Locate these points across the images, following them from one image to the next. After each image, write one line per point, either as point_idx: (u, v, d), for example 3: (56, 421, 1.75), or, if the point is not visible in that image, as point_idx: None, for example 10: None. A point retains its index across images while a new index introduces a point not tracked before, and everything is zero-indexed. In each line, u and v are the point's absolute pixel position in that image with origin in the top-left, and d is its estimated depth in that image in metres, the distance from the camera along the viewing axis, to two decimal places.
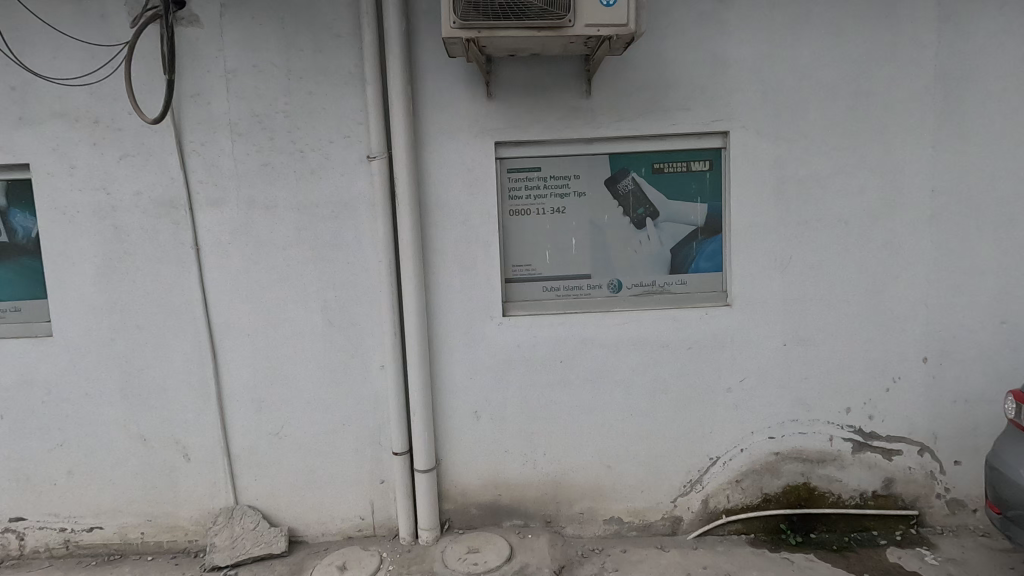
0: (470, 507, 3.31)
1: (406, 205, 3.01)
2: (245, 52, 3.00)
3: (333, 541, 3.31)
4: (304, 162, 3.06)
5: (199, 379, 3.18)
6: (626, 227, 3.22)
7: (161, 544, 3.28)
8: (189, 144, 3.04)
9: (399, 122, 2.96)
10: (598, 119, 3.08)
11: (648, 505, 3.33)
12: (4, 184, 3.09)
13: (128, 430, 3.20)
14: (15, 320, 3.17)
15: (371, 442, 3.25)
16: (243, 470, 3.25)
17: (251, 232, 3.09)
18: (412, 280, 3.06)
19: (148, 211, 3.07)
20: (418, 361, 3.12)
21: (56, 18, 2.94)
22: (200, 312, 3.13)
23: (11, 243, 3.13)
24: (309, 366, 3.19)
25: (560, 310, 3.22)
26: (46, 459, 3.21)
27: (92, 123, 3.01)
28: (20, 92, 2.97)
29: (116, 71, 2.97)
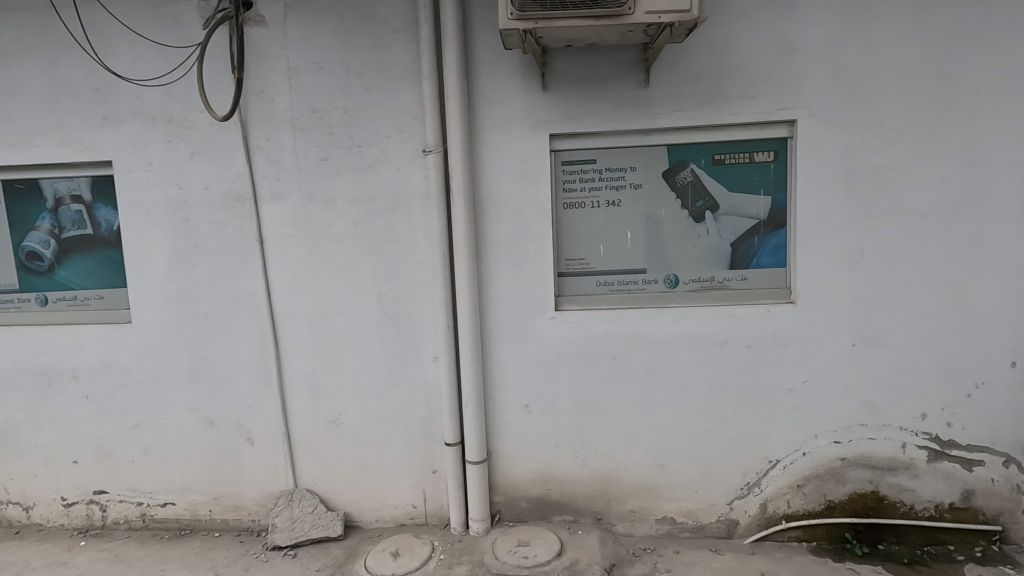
0: (521, 501, 3.32)
1: (460, 198, 3.03)
2: (307, 50, 3.09)
3: (386, 527, 3.39)
4: (362, 156, 3.12)
5: (262, 366, 3.32)
6: (683, 220, 3.12)
7: (228, 522, 3.46)
8: (254, 140, 3.16)
9: (454, 115, 2.97)
10: (656, 109, 2.99)
11: (702, 507, 3.24)
12: (89, 180, 3.31)
13: (197, 413, 3.38)
14: (98, 307, 3.40)
15: (423, 432, 3.31)
16: (302, 455, 3.37)
17: (311, 225, 3.19)
18: (465, 273, 3.08)
19: (216, 205, 3.22)
20: (470, 354, 3.14)
21: (135, 22, 3.11)
22: (264, 302, 3.25)
23: (95, 235, 3.35)
24: (365, 356, 3.26)
25: (613, 305, 3.17)
26: (124, 437, 3.43)
27: (167, 122, 3.17)
28: (103, 94, 3.17)
29: (189, 71, 3.12)
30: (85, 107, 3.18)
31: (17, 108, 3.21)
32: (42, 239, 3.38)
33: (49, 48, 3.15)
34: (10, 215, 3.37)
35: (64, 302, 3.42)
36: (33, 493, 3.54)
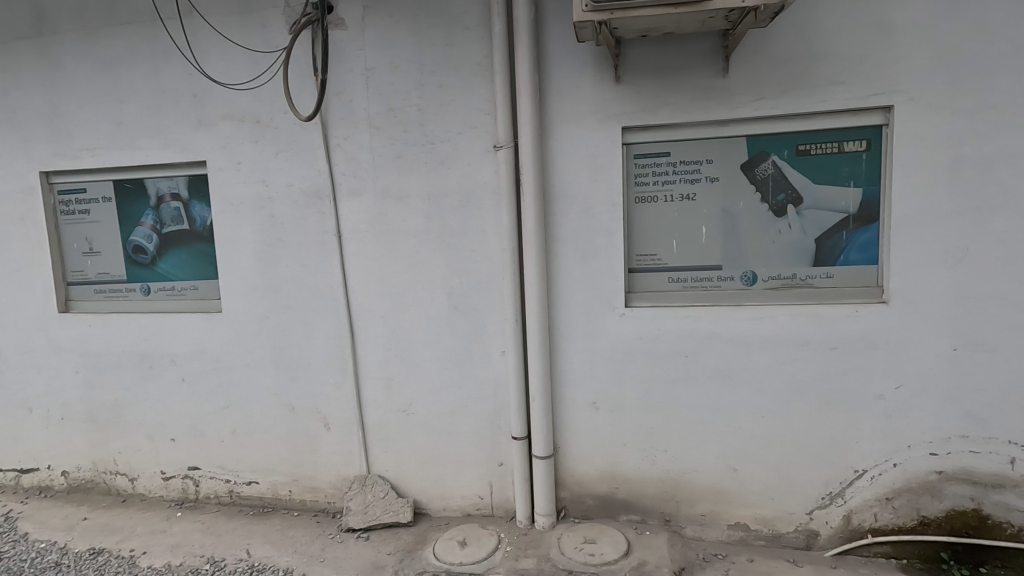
0: (587, 498, 3.30)
1: (530, 193, 3.03)
2: (383, 50, 3.18)
3: (453, 516, 3.46)
4: (434, 153, 3.19)
5: (339, 355, 3.46)
6: (763, 214, 2.98)
7: (306, 503, 3.64)
8: (333, 139, 3.30)
9: (526, 110, 2.97)
10: (736, 98, 2.86)
11: (778, 515, 3.09)
12: (187, 179, 3.57)
13: (279, 398, 3.58)
14: (194, 297, 3.68)
15: (490, 425, 3.35)
16: (375, 442, 3.50)
17: (385, 220, 3.29)
18: (534, 268, 3.08)
19: (298, 201, 3.38)
20: (539, 349, 3.14)
21: (228, 30, 3.31)
22: (341, 293, 3.39)
23: (191, 230, 3.61)
24: (435, 348, 3.34)
25: (686, 303, 3.07)
26: (215, 418, 3.69)
27: (254, 123, 3.36)
28: (199, 98, 3.40)
29: (275, 75, 3.29)
30: (184, 111, 3.42)
31: (126, 113, 3.50)
32: (146, 234, 3.69)
33: (153, 57, 3.41)
34: (119, 212, 3.70)
35: (165, 292, 3.71)
36: (137, 466, 3.87)
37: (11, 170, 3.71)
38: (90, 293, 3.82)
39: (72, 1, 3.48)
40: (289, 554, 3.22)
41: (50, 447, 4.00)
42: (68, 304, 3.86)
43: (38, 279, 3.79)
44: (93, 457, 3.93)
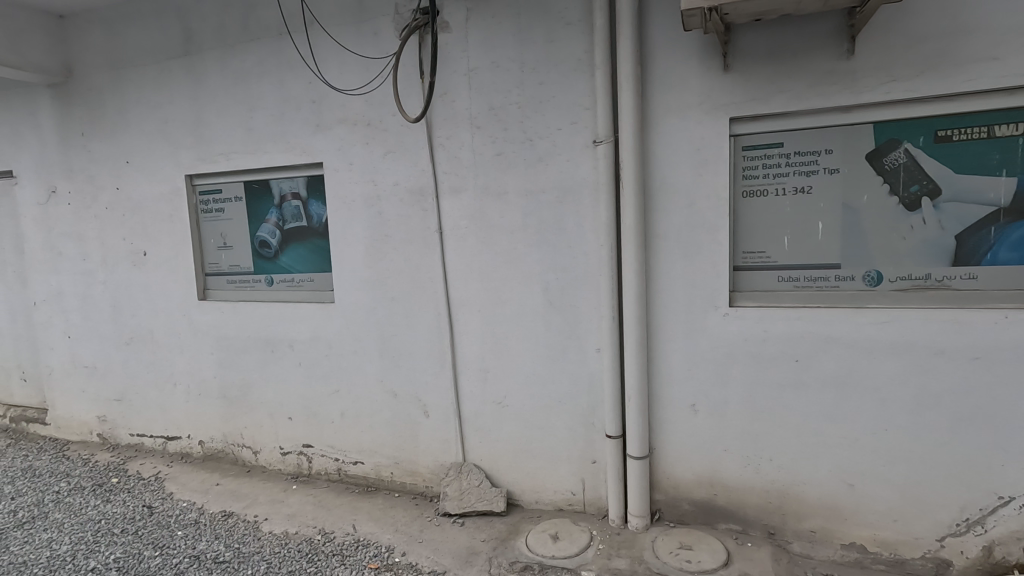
0: (684, 503, 3.19)
1: (630, 188, 2.97)
2: (485, 51, 3.26)
3: (545, 509, 3.50)
4: (533, 150, 3.22)
5: (438, 346, 3.61)
6: (891, 208, 2.71)
7: (406, 485, 3.85)
8: (437, 139, 3.43)
9: (627, 103, 2.92)
10: (862, 81, 2.62)
11: (902, 539, 2.82)
12: (306, 180, 3.87)
13: (383, 385, 3.80)
14: (310, 288, 4.00)
15: (584, 421, 3.33)
16: (470, 431, 3.61)
17: (484, 217, 3.37)
18: (633, 265, 3.02)
19: (404, 199, 3.56)
20: (636, 348, 3.08)
21: (344, 39, 3.55)
22: (441, 287, 3.53)
23: (308, 227, 3.92)
24: (531, 343, 3.38)
25: (798, 303, 2.87)
26: (326, 401, 3.99)
27: (365, 126, 3.58)
28: (318, 104, 3.67)
29: (385, 79, 3.48)
30: (304, 117, 3.72)
31: (256, 121, 3.86)
32: (271, 230, 4.06)
33: (279, 68, 3.74)
34: (249, 210, 4.10)
35: (285, 284, 4.07)
36: (260, 441, 4.28)
37: (163, 175, 4.23)
38: (224, 283, 4.27)
39: (214, 22, 3.89)
40: (391, 532, 3.41)
41: (190, 419, 4.53)
42: (206, 293, 4.34)
43: (183, 270, 4.30)
44: (224, 430, 4.40)
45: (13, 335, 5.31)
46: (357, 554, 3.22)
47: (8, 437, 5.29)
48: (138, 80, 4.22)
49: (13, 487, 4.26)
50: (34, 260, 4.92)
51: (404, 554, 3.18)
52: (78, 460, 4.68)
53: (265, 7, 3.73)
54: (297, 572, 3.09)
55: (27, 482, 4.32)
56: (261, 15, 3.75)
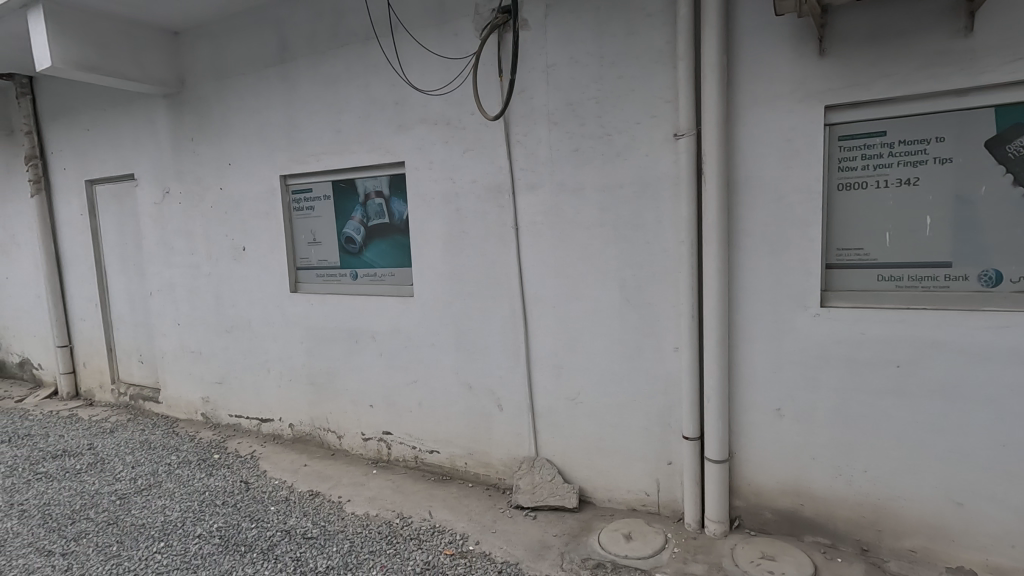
0: (766, 511, 3.05)
1: (713, 182, 2.87)
2: (563, 46, 3.25)
3: (618, 509, 3.46)
4: (611, 145, 3.18)
5: (512, 341, 3.66)
6: (1015, 201, 2.45)
7: (479, 476, 3.94)
8: (514, 136, 3.47)
9: (711, 94, 2.81)
10: (983, 61, 2.38)
11: (1020, 566, 2.55)
12: (388, 178, 4.04)
13: (459, 377, 3.90)
14: (391, 283, 4.17)
15: (660, 422, 3.26)
16: (543, 426, 3.64)
17: (560, 213, 3.38)
18: (714, 262, 2.92)
19: (481, 196, 3.63)
20: (717, 348, 2.97)
21: (426, 41, 3.67)
22: (516, 283, 3.57)
23: (390, 223, 4.09)
24: (606, 340, 3.35)
25: (901, 304, 2.66)
26: (405, 390, 4.15)
27: (445, 125, 3.68)
28: (400, 105, 3.82)
29: (464, 79, 3.56)
30: (388, 118, 3.88)
31: (343, 123, 4.07)
32: (356, 227, 4.27)
33: (365, 72, 3.92)
34: (336, 208, 4.33)
35: (369, 278, 4.27)
36: (344, 426, 4.52)
37: (261, 176, 4.56)
38: (313, 277, 4.54)
39: (307, 31, 4.14)
40: (465, 521, 3.50)
41: (281, 403, 4.86)
42: (297, 286, 4.63)
43: (277, 265, 4.61)
44: (312, 414, 4.69)
45: (132, 322, 5.93)
46: (433, 539, 3.33)
47: (128, 413, 5.92)
48: (239, 88, 4.56)
49: (134, 457, 4.76)
50: (151, 254, 5.46)
51: (478, 543, 3.26)
52: (186, 437, 5.16)
53: (354, 14, 3.92)
54: (377, 552, 3.24)
55: (145, 454, 4.81)
56: (349, 23, 3.94)
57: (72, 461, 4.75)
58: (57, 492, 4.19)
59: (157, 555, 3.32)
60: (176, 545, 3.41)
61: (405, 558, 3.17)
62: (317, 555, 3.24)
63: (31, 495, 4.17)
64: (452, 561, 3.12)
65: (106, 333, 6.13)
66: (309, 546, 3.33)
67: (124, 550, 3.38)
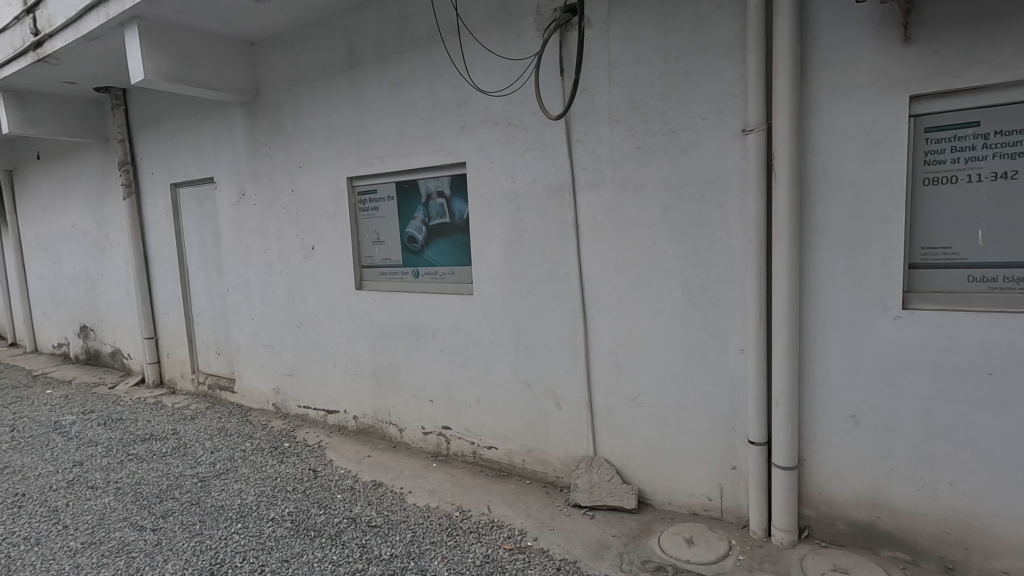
0: (838, 522, 2.92)
1: (785, 179, 2.76)
2: (627, 43, 3.23)
3: (679, 512, 3.40)
4: (675, 142, 3.12)
5: (572, 340, 3.66)
6: None
7: (537, 473, 3.96)
8: (576, 135, 3.47)
9: (783, 87, 2.71)
10: None
11: None
12: (450, 178, 4.13)
13: (517, 375, 3.95)
14: (451, 281, 4.27)
15: (724, 425, 3.17)
16: (602, 426, 3.62)
17: (622, 211, 3.35)
18: (785, 261, 2.81)
19: (541, 195, 3.65)
20: (787, 350, 2.86)
21: (489, 43, 3.72)
22: (576, 282, 3.57)
23: (451, 223, 4.18)
24: (668, 340, 3.29)
25: (994, 308, 2.48)
26: (464, 386, 4.24)
27: (506, 125, 3.72)
28: (463, 107, 3.89)
29: (526, 79, 3.59)
30: (450, 119, 3.96)
31: (407, 125, 4.19)
32: (418, 227, 4.39)
33: (430, 75, 4.02)
34: (399, 208, 4.46)
35: (430, 276, 4.38)
36: (405, 420, 4.66)
37: (329, 178, 4.77)
38: (376, 275, 4.70)
39: (374, 37, 4.29)
40: (523, 517, 3.54)
41: (347, 395, 5.07)
42: (361, 283, 4.81)
43: (344, 263, 4.81)
44: (375, 407, 4.86)
45: (211, 316, 6.33)
46: (492, 534, 3.39)
47: (207, 401, 6.33)
48: (310, 95, 4.78)
49: (212, 443, 5.09)
50: (228, 253, 5.81)
51: (536, 539, 3.29)
52: (258, 425, 5.47)
53: (419, 19, 4.03)
54: (439, 543, 3.33)
55: (222, 440, 5.14)
56: (415, 27, 4.06)
57: (158, 445, 5.13)
58: (146, 473, 4.54)
59: (235, 535, 3.54)
60: (253, 527, 3.62)
61: (465, 550, 3.24)
62: (381, 543, 3.37)
63: (124, 473, 4.54)
64: (511, 555, 3.16)
65: (187, 326, 6.58)
66: (374, 534, 3.46)
67: (206, 529, 3.63)
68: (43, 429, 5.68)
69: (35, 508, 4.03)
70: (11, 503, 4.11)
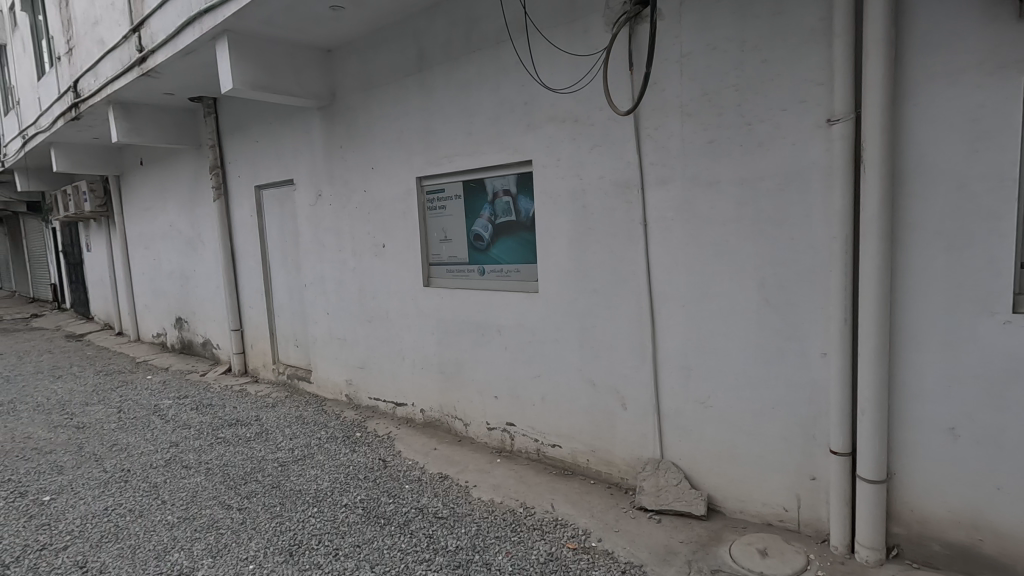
0: (932, 542, 2.70)
1: (876, 171, 2.57)
2: (700, 34, 3.12)
3: (752, 522, 3.26)
4: (751, 135, 2.98)
5: (638, 340, 3.59)
6: None
7: (601, 474, 3.92)
8: (644, 130, 3.39)
9: (874, 72, 2.52)
10: None
11: None
12: (516, 176, 4.15)
13: (582, 373, 3.92)
14: (516, 279, 4.29)
15: (803, 433, 3.00)
16: (669, 429, 3.53)
17: (694, 208, 3.24)
18: (875, 260, 2.61)
19: (608, 192, 3.59)
20: (874, 355, 2.66)
21: (556, 40, 3.71)
22: (644, 280, 3.50)
23: (517, 221, 4.21)
24: (741, 342, 3.16)
25: None
26: (528, 384, 4.26)
27: (574, 122, 3.69)
28: (530, 105, 3.90)
29: (594, 75, 3.55)
30: (517, 118, 3.98)
31: (475, 125, 4.25)
32: (484, 225, 4.45)
33: (497, 75, 4.06)
34: (466, 206, 4.53)
35: (496, 274, 4.43)
36: (470, 415, 4.74)
37: (399, 178, 4.92)
38: (443, 272, 4.80)
39: (442, 39, 4.38)
40: (587, 517, 3.51)
41: (415, 389, 5.22)
42: (429, 280, 4.93)
43: (413, 261, 4.95)
44: (441, 401, 4.98)
45: (289, 310, 6.70)
46: (556, 532, 3.39)
47: (286, 390, 6.71)
48: (382, 98, 4.95)
49: (291, 430, 5.40)
50: (306, 251, 6.13)
51: (600, 541, 3.25)
52: (332, 415, 5.74)
53: (487, 20, 4.07)
54: (503, 538, 3.37)
55: (300, 428, 5.44)
56: (483, 28, 4.10)
57: (243, 430, 5.50)
58: (233, 455, 4.88)
59: (312, 518, 3.73)
60: (328, 511, 3.81)
61: (529, 547, 3.26)
62: (447, 534, 3.45)
63: (214, 455, 4.91)
64: (575, 555, 3.15)
65: (268, 319, 7.01)
66: (441, 525, 3.55)
67: (285, 511, 3.86)
68: (145, 411, 6.24)
69: (138, 483, 4.43)
70: (118, 478, 4.54)
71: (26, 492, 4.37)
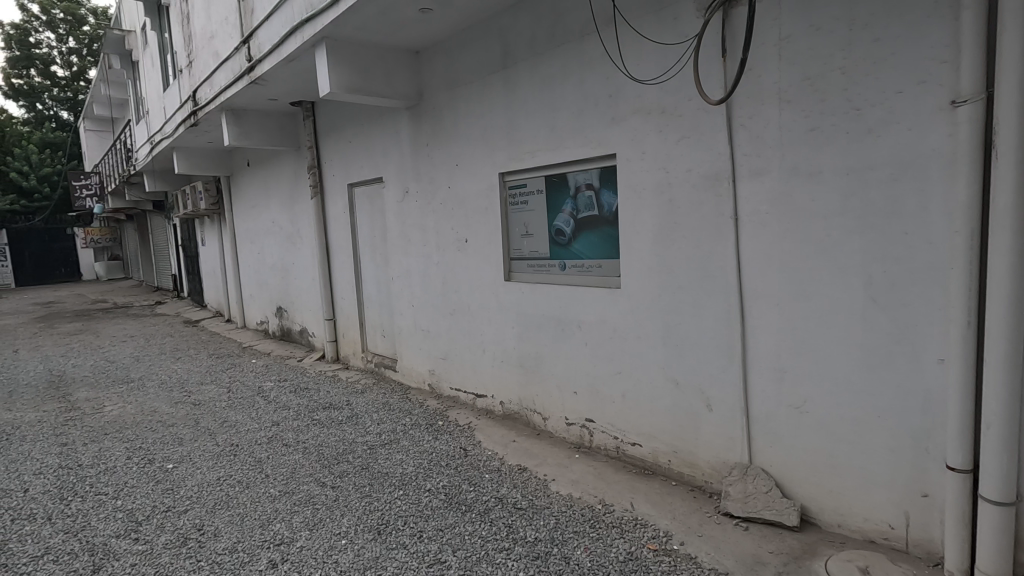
0: None
1: (1010, 156, 2.30)
2: (802, 15, 2.92)
3: (851, 537, 3.03)
4: (860, 121, 2.76)
5: (726, 339, 3.44)
6: None
7: (683, 476, 3.80)
8: (738, 119, 3.23)
9: (1010, 45, 2.25)
10: None
11: None
12: (599, 171, 4.10)
13: (664, 372, 3.82)
14: (597, 275, 4.25)
15: (915, 444, 2.75)
16: (759, 433, 3.36)
17: (791, 200, 3.05)
18: (1006, 256, 2.34)
19: (697, 184, 3.46)
20: (1004, 362, 2.39)
21: (643, 30, 3.62)
22: (734, 277, 3.34)
23: (600, 216, 4.16)
24: (844, 345, 2.94)
25: None
26: (609, 381, 4.21)
27: (661, 113, 3.59)
28: (615, 97, 3.84)
29: (682, 64, 3.43)
30: (602, 111, 3.93)
31: (559, 119, 4.24)
32: (566, 220, 4.44)
33: (582, 68, 4.02)
34: (548, 201, 4.55)
35: (576, 269, 4.41)
36: (549, 409, 4.77)
37: (483, 174, 5.02)
38: (524, 267, 4.85)
39: (527, 34, 4.40)
40: (668, 519, 3.42)
41: (494, 381, 5.33)
42: (510, 275, 5.00)
43: (494, 255, 5.04)
44: (520, 394, 5.05)
45: (377, 302, 7.05)
46: (636, 531, 3.34)
47: (373, 377, 7.08)
48: (467, 96, 5.06)
49: (378, 416, 5.70)
50: (393, 245, 6.42)
51: (682, 544, 3.17)
52: (417, 403, 5.98)
53: (573, 13, 4.04)
54: (582, 533, 3.37)
55: (386, 414, 5.72)
56: (568, 21, 4.08)
57: (336, 413, 5.87)
58: (326, 436, 5.24)
59: (398, 500, 3.92)
60: (412, 495, 3.99)
61: (608, 544, 3.23)
62: (526, 525, 3.50)
63: (310, 435, 5.29)
64: (656, 556, 3.09)
65: (359, 310, 7.41)
66: (520, 516, 3.60)
67: (374, 492, 4.08)
68: (251, 392, 6.82)
69: (245, 457, 4.86)
70: (229, 451, 5.01)
71: (153, 459, 4.93)
